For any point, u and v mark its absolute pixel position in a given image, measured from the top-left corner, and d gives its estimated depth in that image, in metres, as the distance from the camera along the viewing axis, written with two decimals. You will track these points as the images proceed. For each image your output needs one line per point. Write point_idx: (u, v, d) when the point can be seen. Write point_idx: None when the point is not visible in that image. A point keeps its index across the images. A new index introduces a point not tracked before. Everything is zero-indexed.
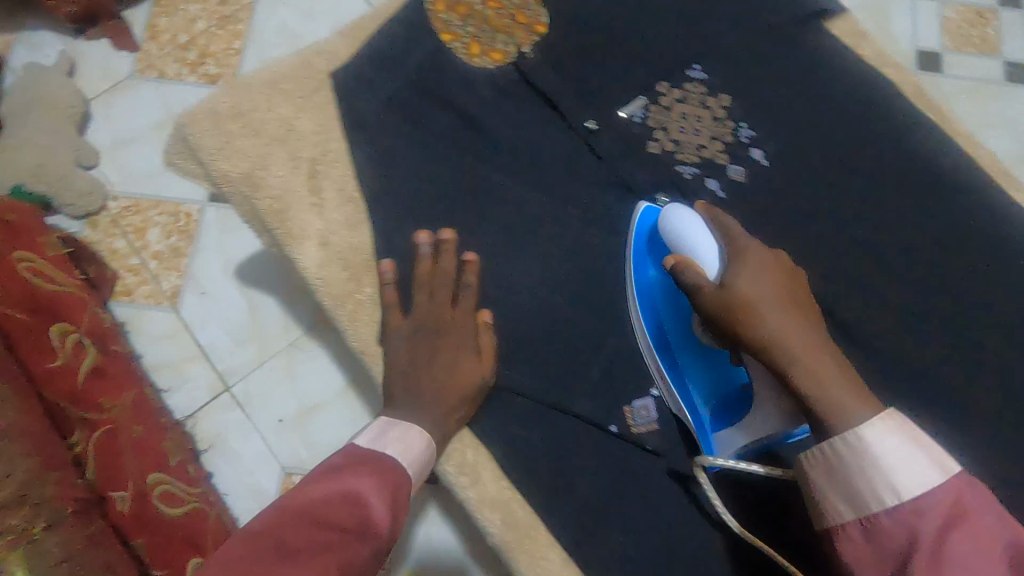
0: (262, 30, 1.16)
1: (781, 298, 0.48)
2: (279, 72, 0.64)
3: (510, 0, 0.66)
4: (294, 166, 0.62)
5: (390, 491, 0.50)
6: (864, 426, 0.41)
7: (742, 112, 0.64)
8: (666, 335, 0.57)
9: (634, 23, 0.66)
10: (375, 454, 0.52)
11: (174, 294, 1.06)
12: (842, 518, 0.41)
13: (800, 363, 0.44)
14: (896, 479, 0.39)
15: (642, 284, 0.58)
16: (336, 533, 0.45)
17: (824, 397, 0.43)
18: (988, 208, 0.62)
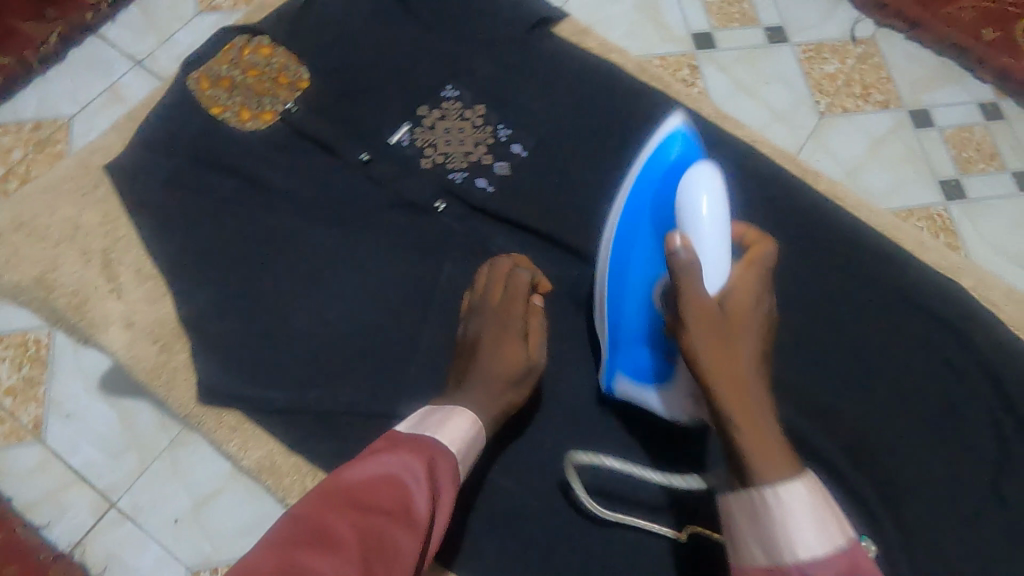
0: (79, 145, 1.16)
1: (756, 333, 0.44)
2: (57, 177, 0.67)
3: (269, 66, 0.73)
4: (87, 260, 0.64)
5: (434, 472, 0.46)
6: (784, 481, 0.38)
7: (497, 116, 0.73)
8: (624, 281, 0.57)
9: (385, 63, 0.74)
10: (422, 435, 0.49)
11: (36, 425, 1.01)
12: (753, 558, 0.38)
13: (741, 400, 0.41)
14: (805, 538, 0.36)
15: (630, 232, 0.56)
16: (377, 517, 0.41)
17: (759, 449, 0.39)
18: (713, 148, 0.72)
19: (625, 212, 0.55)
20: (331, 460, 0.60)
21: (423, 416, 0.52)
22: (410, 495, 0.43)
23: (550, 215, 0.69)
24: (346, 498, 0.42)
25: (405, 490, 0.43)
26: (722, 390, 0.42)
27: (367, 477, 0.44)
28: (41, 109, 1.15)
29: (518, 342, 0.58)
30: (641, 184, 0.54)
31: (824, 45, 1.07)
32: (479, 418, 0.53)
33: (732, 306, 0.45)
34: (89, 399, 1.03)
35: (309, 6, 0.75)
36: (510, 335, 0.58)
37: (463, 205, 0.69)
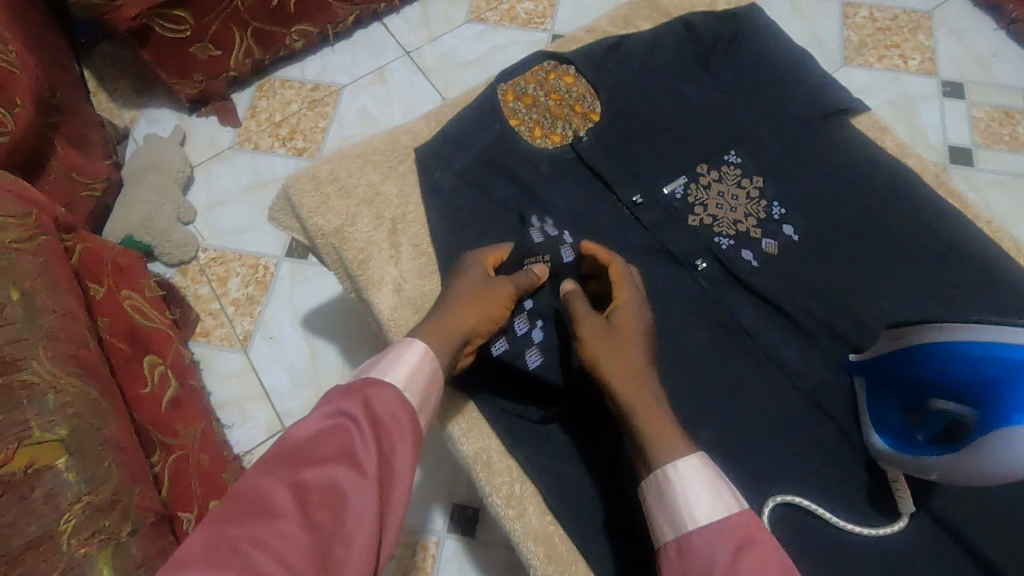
0: (346, 112, 1.40)
1: (643, 342, 0.58)
2: (370, 147, 0.77)
3: (568, 93, 0.78)
4: (378, 224, 0.73)
5: (375, 416, 0.49)
6: (677, 466, 0.50)
7: (774, 192, 0.72)
8: (935, 361, 0.53)
9: (675, 116, 0.76)
10: (363, 377, 0.51)
11: (246, 337, 1.19)
12: (666, 537, 0.50)
13: (639, 400, 0.54)
14: (698, 507, 0.49)
15: (979, 354, 0.50)
16: (318, 471, 0.45)
17: (656, 435, 0.52)
18: (1015, 286, 0.65)
19: (999, 347, 0.49)
20: (542, 476, 0.63)
21: (375, 358, 0.54)
22: (352, 444, 0.46)
23: (809, 308, 0.66)
24: (288, 458, 0.45)
25: (350, 442, 0.47)
26: (618, 386, 0.55)
27: (309, 432, 0.47)
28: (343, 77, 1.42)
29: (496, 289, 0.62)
30: None
31: None
32: (430, 353, 0.55)
33: (617, 316, 0.59)
34: (291, 329, 1.19)
35: (618, 46, 0.80)
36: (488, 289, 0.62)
37: (722, 271, 0.69)
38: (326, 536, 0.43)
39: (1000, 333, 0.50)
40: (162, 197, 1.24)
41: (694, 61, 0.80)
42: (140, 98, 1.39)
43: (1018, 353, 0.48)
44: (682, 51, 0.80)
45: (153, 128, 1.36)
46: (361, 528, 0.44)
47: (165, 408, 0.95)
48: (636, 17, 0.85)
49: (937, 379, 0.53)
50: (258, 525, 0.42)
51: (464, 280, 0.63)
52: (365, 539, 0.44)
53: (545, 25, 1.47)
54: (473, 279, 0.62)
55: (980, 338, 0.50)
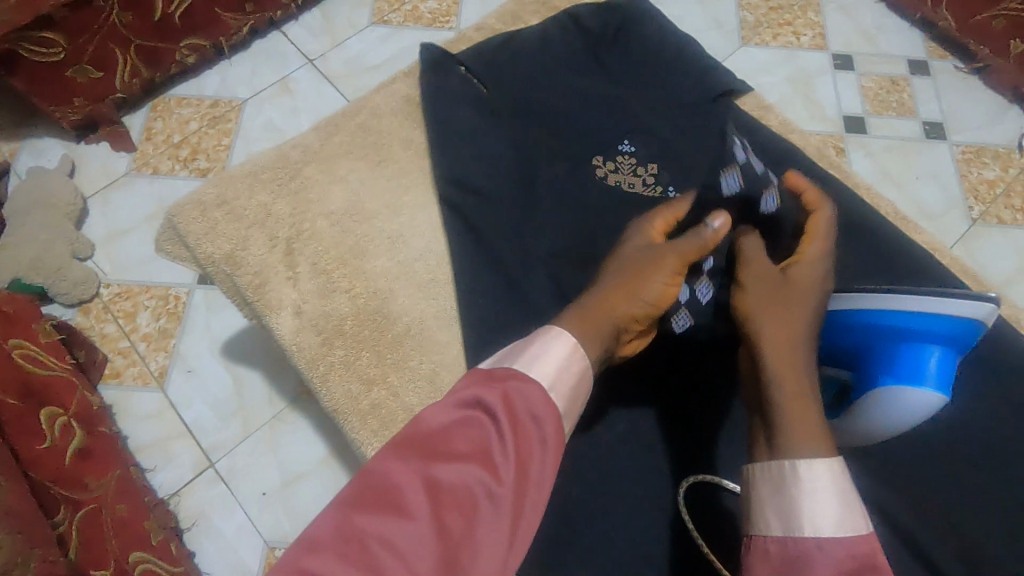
0: (250, 127, 1.34)
1: (812, 309, 0.51)
2: (258, 165, 0.74)
3: (460, 94, 0.77)
4: (272, 246, 0.70)
5: (517, 415, 0.43)
6: (814, 461, 0.44)
7: (669, 178, 0.73)
8: (812, 333, 0.55)
9: (569, 109, 0.76)
10: (508, 368, 0.46)
11: (162, 373, 1.12)
12: (768, 531, 0.44)
13: (782, 384, 0.48)
14: (823, 514, 0.43)
15: (843, 323, 0.52)
16: (452, 467, 0.40)
17: (799, 422, 0.46)
18: (892, 250, 0.69)
19: (858, 314, 0.51)
20: None
21: (511, 349, 0.49)
22: (488, 443, 0.42)
23: None
24: (421, 445, 0.41)
25: (485, 436, 0.42)
26: (772, 355, 0.49)
27: (442, 422, 0.42)
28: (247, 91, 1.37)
29: (669, 253, 0.55)
30: (883, 317, 0.50)
31: (984, 147, 1.29)
32: (578, 352, 0.48)
33: (791, 275, 0.53)
34: (210, 359, 1.13)
35: (507, 43, 0.79)
36: (669, 255, 0.55)
37: None
38: (454, 547, 0.38)
39: (855, 297, 0.52)
40: (51, 233, 1.15)
41: (582, 52, 0.80)
42: (19, 129, 1.29)
43: (873, 316, 0.50)
44: (571, 43, 0.80)
45: (37, 160, 1.26)
46: (487, 548, 0.39)
47: (70, 460, 0.88)
48: (525, 12, 0.84)
49: (819, 350, 0.56)
50: (387, 517, 0.38)
51: (634, 246, 0.58)
52: (494, 556, 0.39)
53: (450, 23, 1.45)
54: (646, 240, 0.58)
55: (842, 306, 0.52)
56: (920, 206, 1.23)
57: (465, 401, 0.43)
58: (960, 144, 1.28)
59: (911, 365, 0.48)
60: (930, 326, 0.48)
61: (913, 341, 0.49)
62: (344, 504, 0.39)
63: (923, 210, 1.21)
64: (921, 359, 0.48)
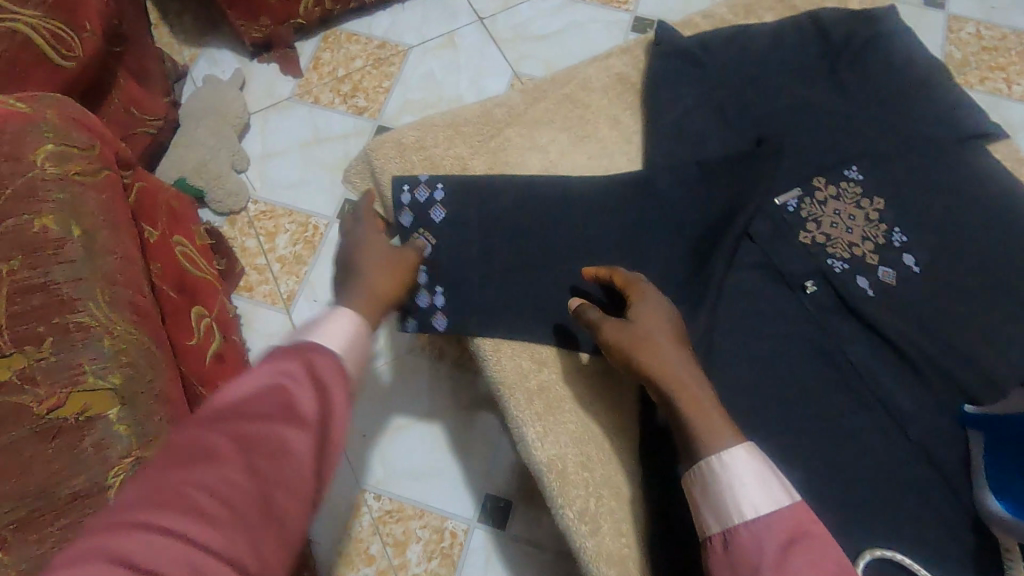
0: (411, 74, 1.34)
1: (667, 328, 0.54)
2: (461, 116, 0.72)
3: (681, 80, 0.71)
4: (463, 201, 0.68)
5: (312, 377, 0.44)
6: (730, 451, 0.47)
7: (895, 218, 0.66)
8: None
9: (797, 120, 0.69)
10: (294, 338, 0.47)
11: (290, 297, 1.16)
12: (711, 532, 0.47)
13: (678, 391, 0.50)
14: (746, 501, 0.45)
15: None
16: (261, 422, 0.41)
17: (697, 414, 0.49)
18: None
19: None
20: (617, 492, 0.59)
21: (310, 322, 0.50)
22: (296, 400, 0.43)
23: (928, 348, 0.61)
24: (230, 410, 0.41)
25: (291, 394, 0.43)
26: (660, 380, 0.51)
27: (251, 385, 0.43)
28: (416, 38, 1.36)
29: (394, 253, 0.61)
30: None
31: None
32: (364, 324, 0.51)
33: (636, 309, 0.55)
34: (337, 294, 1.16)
35: (739, 37, 0.73)
36: (395, 266, 0.59)
37: (833, 296, 0.63)
38: (285, 489, 0.40)
39: None
40: (218, 142, 1.20)
41: (820, 61, 0.73)
42: (202, 36, 1.34)
43: None
44: (810, 49, 0.73)
45: (213, 69, 1.31)
46: (304, 484, 0.41)
47: (210, 360, 0.92)
48: (759, 6, 0.78)
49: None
50: (201, 466, 0.38)
51: (371, 247, 0.60)
52: (304, 488, 0.41)
53: (627, 5, 1.39)
54: (376, 249, 0.60)
55: None
56: None
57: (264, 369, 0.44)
58: None
59: None
60: None
61: None
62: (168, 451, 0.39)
63: None
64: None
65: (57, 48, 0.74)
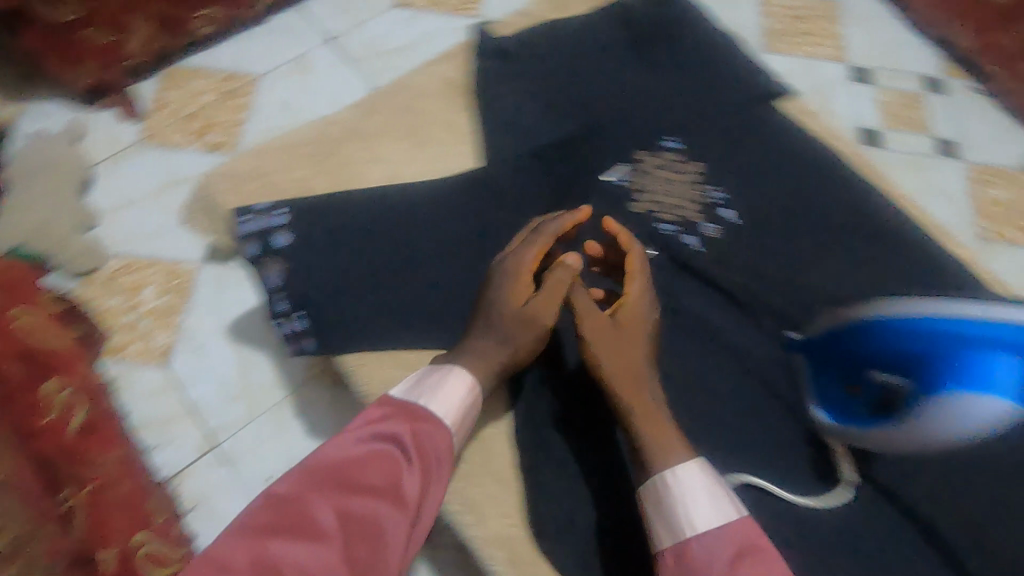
0: (265, 102, 1.30)
1: (644, 341, 0.61)
2: (294, 138, 0.72)
3: (504, 78, 0.75)
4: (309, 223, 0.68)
5: (419, 455, 0.55)
6: (683, 466, 0.53)
7: (712, 177, 0.73)
8: (875, 332, 0.53)
9: (615, 101, 0.75)
10: (407, 402, 0.58)
11: (166, 351, 1.09)
12: (663, 544, 0.52)
13: (641, 409, 0.57)
14: (697, 515, 0.51)
15: (909, 325, 0.50)
16: (367, 493, 0.51)
17: (656, 436, 0.56)
18: (927, 260, 0.69)
19: (927, 316, 0.49)
20: (496, 476, 0.63)
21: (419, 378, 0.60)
22: (399, 476, 0.53)
23: (751, 290, 0.68)
24: (345, 475, 0.52)
25: (397, 470, 0.53)
26: (621, 391, 0.58)
27: (364, 455, 0.53)
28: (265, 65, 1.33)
29: (527, 286, 0.62)
30: (954, 324, 0.48)
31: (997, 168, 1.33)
32: (476, 385, 0.59)
33: (621, 315, 0.61)
34: (216, 339, 1.10)
35: (553, 31, 0.78)
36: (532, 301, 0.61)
37: (667, 256, 0.69)
38: (377, 555, 0.49)
39: (917, 305, 0.51)
40: (56, 202, 1.12)
41: (630, 44, 0.78)
42: (22, 90, 1.24)
43: (947, 321, 0.49)
44: (619, 34, 0.78)
45: (41, 123, 1.21)
46: (394, 549, 0.51)
47: (72, 434, 0.84)
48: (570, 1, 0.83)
49: (880, 358, 0.53)
50: (318, 526, 0.49)
51: (522, 277, 0.61)
52: (396, 554, 0.51)
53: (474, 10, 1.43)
54: (520, 284, 0.61)
55: (905, 310, 0.51)
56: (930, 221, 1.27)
57: (377, 437, 0.55)
58: (974, 164, 1.33)
59: (981, 371, 0.48)
60: (1005, 338, 0.47)
61: (986, 349, 0.48)
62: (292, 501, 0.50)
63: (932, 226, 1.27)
64: (1008, 368, 0.47)
65: None
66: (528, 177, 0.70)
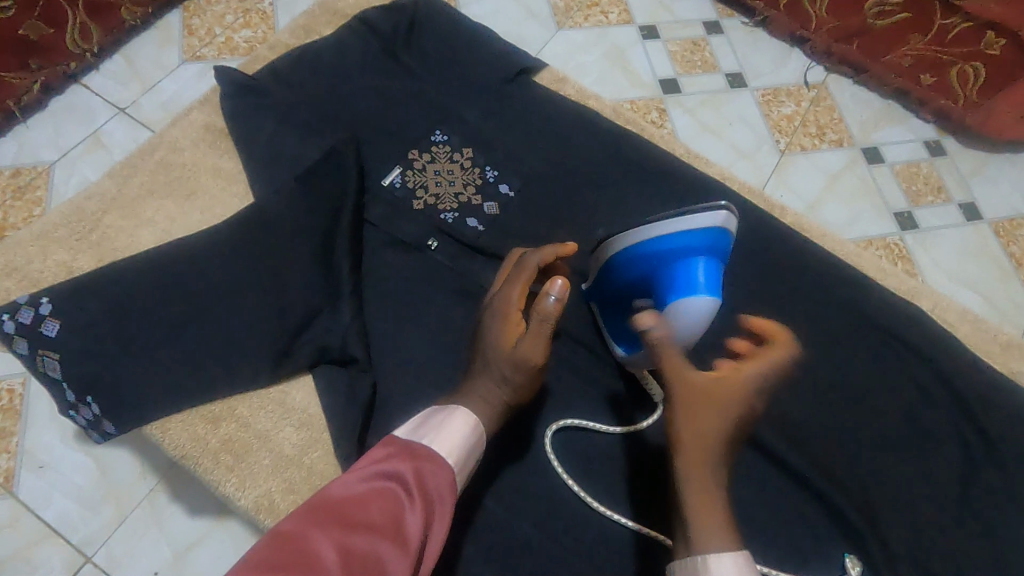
0: (63, 190, 1.23)
1: (731, 416, 0.62)
2: (50, 223, 0.71)
3: (258, 112, 0.75)
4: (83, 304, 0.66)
5: (422, 493, 0.55)
6: (719, 553, 0.55)
7: (485, 159, 0.77)
8: (626, 268, 0.74)
9: (376, 111, 0.78)
10: (408, 442, 0.60)
11: (8, 476, 1.01)
12: None
13: (691, 482, 0.59)
14: None
15: (642, 254, 0.71)
16: (365, 531, 0.50)
17: (700, 518, 0.57)
18: (677, 193, 0.79)
19: (650, 245, 0.70)
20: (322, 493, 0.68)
21: (424, 419, 0.63)
22: (400, 513, 0.53)
23: None
24: (341, 515, 0.52)
25: (400, 507, 0.53)
26: (684, 458, 0.60)
27: (360, 495, 0.53)
28: (55, 150, 1.26)
29: (515, 321, 0.67)
30: (665, 244, 0.69)
31: (778, 90, 1.51)
32: (480, 426, 0.63)
33: (716, 382, 0.63)
34: (65, 447, 1.03)
35: (301, 55, 0.79)
36: (512, 326, 0.67)
37: (455, 242, 0.74)
38: None
39: (643, 236, 0.71)
40: None
41: (380, 52, 0.81)
42: None
43: (660, 247, 0.69)
44: (367, 46, 0.81)
45: None
46: None
47: None
48: (317, 24, 0.85)
49: (631, 287, 0.75)
50: (305, 568, 0.46)
51: (509, 317, 0.67)
52: None
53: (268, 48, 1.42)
54: (504, 330, 0.66)
55: (634, 243, 0.71)
56: (731, 148, 1.43)
57: (379, 478, 0.56)
58: (759, 89, 1.50)
59: (687, 279, 0.68)
60: (699, 244, 0.68)
61: (692, 256, 0.69)
62: (281, 545, 0.48)
63: (734, 152, 1.42)
64: (702, 269, 0.68)
65: None
66: (301, 202, 0.71)
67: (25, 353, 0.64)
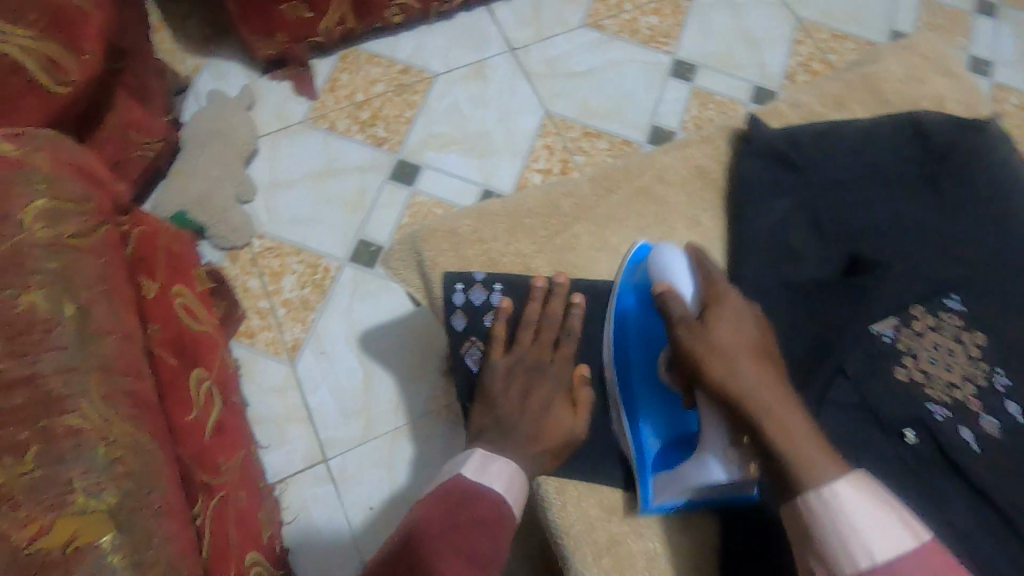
0: (434, 106, 1.24)
1: (743, 350, 0.54)
2: (525, 205, 0.73)
3: (759, 191, 0.67)
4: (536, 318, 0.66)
5: (500, 526, 0.54)
6: (836, 484, 0.46)
7: (999, 357, 0.59)
8: (624, 329, 0.66)
9: (891, 240, 0.63)
10: (473, 484, 0.56)
11: (295, 347, 1.06)
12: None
13: (771, 417, 0.51)
14: (869, 539, 0.44)
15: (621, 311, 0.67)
16: (469, 560, 0.51)
17: (795, 451, 0.49)
18: None
19: (617, 296, 0.67)
20: None
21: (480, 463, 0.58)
22: (490, 544, 0.53)
23: None
24: (439, 537, 0.51)
25: (490, 539, 0.53)
26: (751, 400, 0.52)
27: (452, 522, 0.53)
28: (445, 64, 1.27)
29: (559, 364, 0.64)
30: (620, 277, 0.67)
31: None
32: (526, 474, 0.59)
33: (705, 314, 0.57)
34: (347, 346, 1.07)
35: (828, 136, 0.67)
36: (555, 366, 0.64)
37: (935, 448, 0.58)
38: None
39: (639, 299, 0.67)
40: (222, 170, 1.10)
41: (915, 168, 0.67)
42: (209, 45, 1.22)
43: (621, 281, 0.67)
44: (906, 156, 0.67)
45: (219, 84, 1.20)
46: None
47: (209, 434, 0.81)
48: (851, 98, 0.74)
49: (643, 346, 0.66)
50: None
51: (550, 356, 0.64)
52: None
53: (667, 46, 1.33)
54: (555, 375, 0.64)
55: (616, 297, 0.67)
56: None
57: (461, 507, 0.54)
58: None
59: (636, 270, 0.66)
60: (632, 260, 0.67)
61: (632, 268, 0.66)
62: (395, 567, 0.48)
63: None
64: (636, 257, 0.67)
65: (52, 72, 0.78)
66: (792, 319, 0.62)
67: (458, 333, 0.67)
